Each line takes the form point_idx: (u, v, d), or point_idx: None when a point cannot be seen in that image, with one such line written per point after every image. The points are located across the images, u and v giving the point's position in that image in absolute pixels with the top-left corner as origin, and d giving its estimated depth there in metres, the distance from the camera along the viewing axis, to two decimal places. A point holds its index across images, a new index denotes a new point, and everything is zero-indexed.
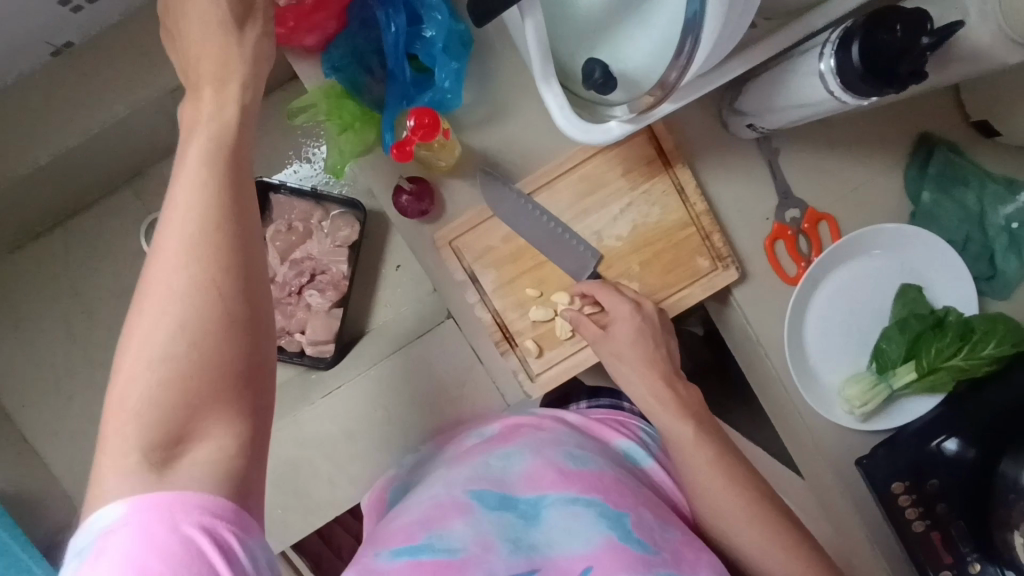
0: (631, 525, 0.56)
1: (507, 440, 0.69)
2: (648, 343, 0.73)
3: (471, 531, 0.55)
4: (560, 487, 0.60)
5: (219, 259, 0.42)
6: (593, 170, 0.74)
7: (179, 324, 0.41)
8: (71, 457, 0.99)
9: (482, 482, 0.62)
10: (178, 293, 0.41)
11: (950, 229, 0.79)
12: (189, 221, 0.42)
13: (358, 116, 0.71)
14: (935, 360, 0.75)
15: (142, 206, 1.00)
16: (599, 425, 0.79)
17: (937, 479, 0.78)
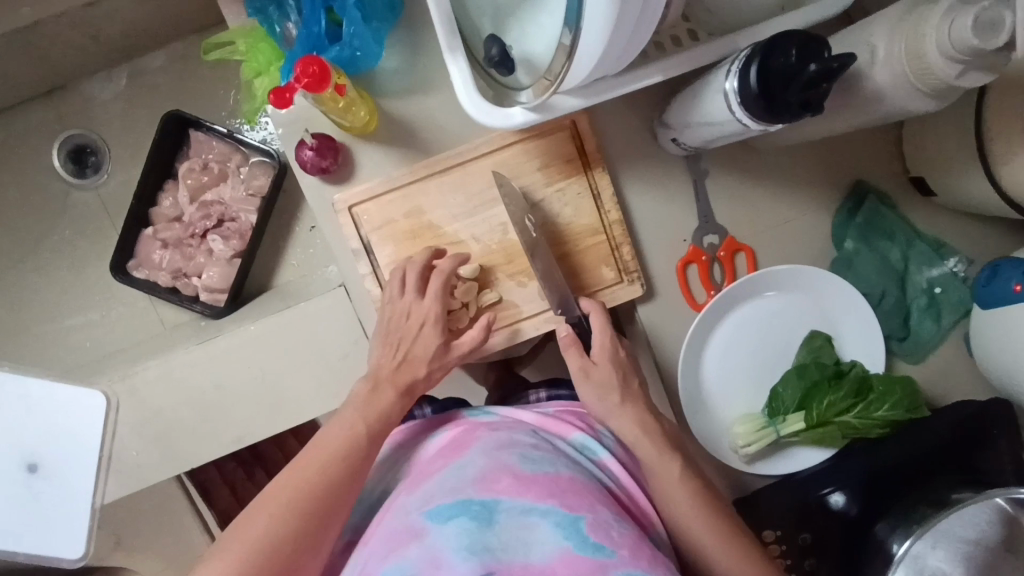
0: (588, 529, 0.47)
1: (462, 444, 0.59)
2: (632, 385, 0.66)
3: (423, 554, 0.46)
4: (515, 492, 0.50)
5: (325, 516, 0.54)
6: (510, 158, 0.72)
7: (263, 549, 0.52)
8: None
9: (435, 496, 0.51)
10: (281, 524, 0.53)
11: (866, 282, 0.76)
12: (334, 486, 0.56)
13: (274, 61, 0.70)
14: (825, 412, 0.73)
15: (58, 122, 0.97)
16: (556, 422, 0.64)
17: (811, 534, 0.75)
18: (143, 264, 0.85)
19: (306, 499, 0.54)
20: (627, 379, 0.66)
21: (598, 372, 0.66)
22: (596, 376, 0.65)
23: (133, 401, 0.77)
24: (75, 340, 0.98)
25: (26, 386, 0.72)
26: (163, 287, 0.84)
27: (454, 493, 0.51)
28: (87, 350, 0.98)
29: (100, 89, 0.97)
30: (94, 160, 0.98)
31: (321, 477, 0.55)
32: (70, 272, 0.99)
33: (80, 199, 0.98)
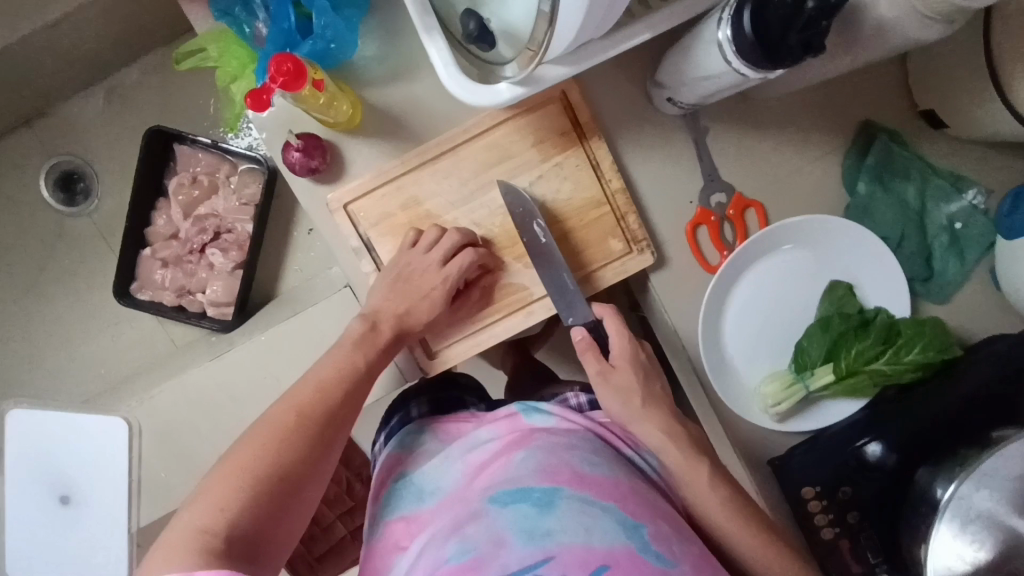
0: (650, 536, 0.50)
1: (521, 440, 0.61)
2: (656, 388, 0.67)
3: (485, 532, 0.50)
4: (578, 486, 0.53)
5: (323, 432, 0.57)
6: (502, 137, 0.69)
7: (270, 470, 0.53)
8: None
9: (498, 485, 0.55)
10: (283, 443, 0.54)
11: (884, 226, 0.74)
12: (332, 409, 0.58)
13: (249, 64, 0.67)
14: (854, 362, 0.71)
15: (38, 149, 0.97)
16: (613, 431, 0.67)
17: (852, 487, 0.75)
18: (145, 287, 0.84)
19: (304, 420, 0.56)
20: (650, 383, 0.66)
21: (617, 376, 0.66)
22: (614, 381, 0.66)
23: (153, 424, 0.75)
24: (88, 369, 0.98)
25: (47, 420, 0.74)
26: (168, 307, 0.84)
27: (519, 480, 0.54)
28: (102, 377, 0.98)
29: (81, 111, 0.96)
30: (83, 186, 0.97)
31: (321, 401, 0.58)
32: (74, 300, 0.98)
33: (74, 227, 0.98)
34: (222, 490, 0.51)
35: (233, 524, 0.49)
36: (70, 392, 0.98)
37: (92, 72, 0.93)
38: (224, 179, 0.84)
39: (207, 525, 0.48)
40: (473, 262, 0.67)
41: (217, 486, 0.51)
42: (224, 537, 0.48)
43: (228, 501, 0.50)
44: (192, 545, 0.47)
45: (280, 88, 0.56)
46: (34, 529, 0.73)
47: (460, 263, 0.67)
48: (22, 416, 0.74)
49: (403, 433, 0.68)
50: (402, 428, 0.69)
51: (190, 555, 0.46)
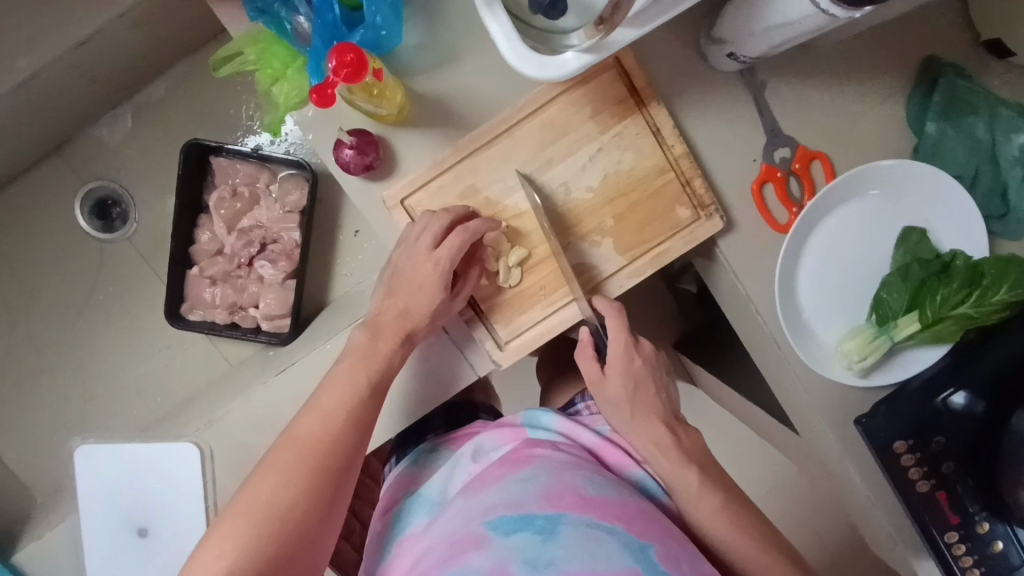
0: (657, 559, 0.50)
1: (524, 461, 0.63)
2: (647, 395, 0.68)
3: (488, 560, 0.50)
4: (581, 510, 0.54)
5: (329, 471, 0.59)
6: (558, 113, 0.67)
7: (269, 514, 0.55)
8: (27, 424, 1.03)
9: (500, 507, 0.55)
10: (282, 484, 0.57)
11: (955, 164, 0.71)
12: (333, 446, 0.60)
13: (290, 63, 0.65)
14: (941, 308, 0.68)
15: (76, 173, 1.01)
16: (612, 449, 0.70)
17: (943, 437, 0.73)
18: (196, 306, 0.89)
19: (305, 459, 0.58)
20: (640, 390, 0.67)
21: (609, 386, 0.67)
22: (606, 390, 0.67)
23: (223, 447, 0.73)
24: (147, 393, 1.03)
25: (116, 454, 0.75)
26: (221, 324, 0.89)
27: (520, 506, 0.55)
28: (159, 402, 1.02)
29: (107, 135, 1.01)
30: (119, 210, 1.02)
31: (319, 435, 0.60)
32: (124, 326, 1.03)
33: (114, 249, 1.02)
34: (221, 538, 0.54)
35: (238, 572, 0.52)
36: (135, 416, 1.02)
37: (117, 92, 0.98)
38: (264, 188, 0.89)
39: (209, 572, 0.52)
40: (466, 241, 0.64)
41: (221, 532, 0.54)
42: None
43: (223, 550, 0.53)
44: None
45: (343, 82, 0.54)
46: (110, 560, 0.75)
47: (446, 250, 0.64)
48: (91, 451, 0.75)
49: (415, 453, 0.75)
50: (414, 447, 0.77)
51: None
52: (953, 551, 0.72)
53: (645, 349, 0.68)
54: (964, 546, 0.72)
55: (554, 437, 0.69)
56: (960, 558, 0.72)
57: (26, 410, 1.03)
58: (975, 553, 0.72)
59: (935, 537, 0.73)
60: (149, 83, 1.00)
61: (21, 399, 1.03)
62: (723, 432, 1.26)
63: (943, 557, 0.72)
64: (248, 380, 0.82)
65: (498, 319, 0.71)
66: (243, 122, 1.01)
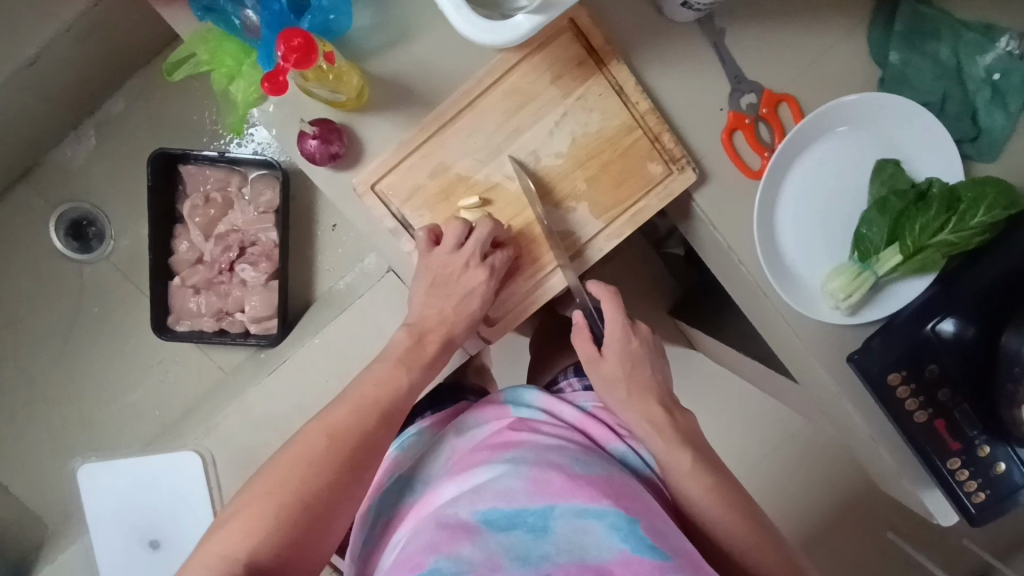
0: (645, 532, 0.51)
1: (510, 444, 0.63)
2: (643, 374, 0.68)
3: (479, 549, 0.49)
4: (570, 495, 0.55)
5: (359, 458, 0.58)
6: (520, 80, 0.67)
7: (296, 496, 0.54)
8: (27, 453, 1.03)
9: (489, 495, 0.55)
10: (311, 468, 0.56)
11: (924, 90, 0.71)
12: (364, 431, 0.60)
13: (244, 60, 0.64)
14: (921, 237, 0.68)
15: (46, 199, 1.01)
16: (596, 424, 0.69)
17: (937, 364, 0.72)
18: (182, 317, 0.90)
19: (337, 446, 0.58)
20: (637, 370, 0.68)
21: (607, 366, 0.68)
22: (603, 370, 0.68)
23: (223, 451, 0.74)
24: (145, 411, 1.03)
25: (118, 468, 0.76)
26: (210, 332, 0.89)
27: (509, 497, 0.55)
28: (158, 419, 1.03)
29: (72, 156, 1.01)
30: (94, 229, 1.02)
31: (349, 425, 0.60)
32: (114, 346, 1.03)
33: (95, 270, 1.02)
34: (247, 518, 0.52)
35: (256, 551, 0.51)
36: (135, 435, 1.03)
37: (76, 111, 0.97)
38: (237, 193, 0.90)
39: (233, 554, 0.50)
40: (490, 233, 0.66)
41: (245, 514, 0.52)
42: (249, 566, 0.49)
43: (251, 531, 0.51)
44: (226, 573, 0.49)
45: (293, 67, 0.54)
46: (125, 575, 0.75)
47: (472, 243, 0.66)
48: (93, 468, 0.75)
49: (403, 437, 0.74)
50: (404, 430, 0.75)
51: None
52: (957, 476, 0.73)
53: (641, 330, 0.69)
54: (967, 471, 0.73)
55: (538, 415, 0.69)
56: (965, 484, 0.73)
57: (26, 439, 1.03)
58: (979, 477, 0.73)
59: (938, 466, 0.73)
60: (108, 98, 1.00)
61: (19, 429, 1.03)
62: (724, 389, 1.27)
63: (948, 485, 0.73)
64: (243, 383, 0.82)
65: None
66: (207, 128, 1.00)
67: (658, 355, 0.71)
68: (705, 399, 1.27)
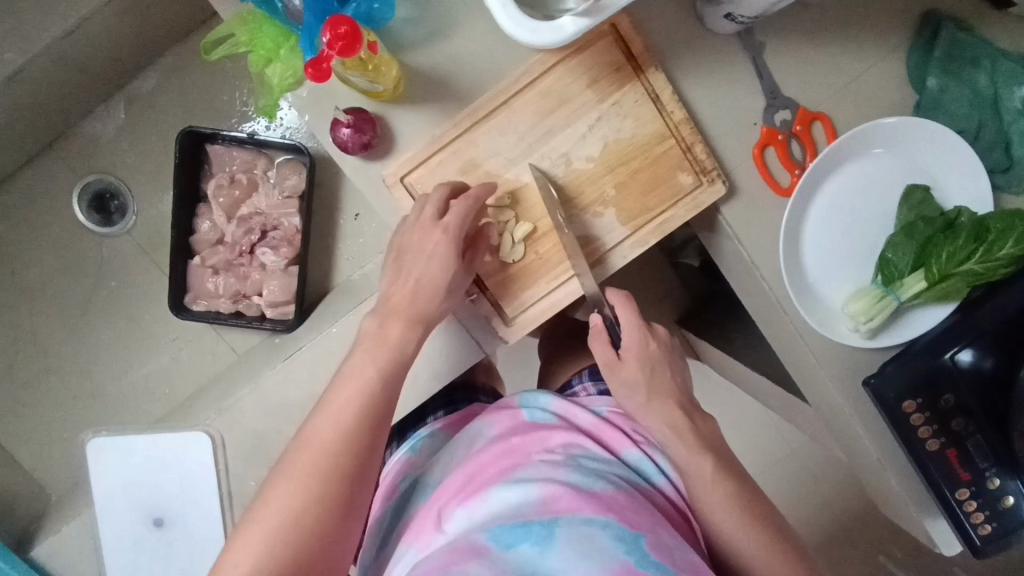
0: (649, 547, 0.51)
1: (517, 453, 0.63)
2: (662, 378, 0.67)
3: (485, 569, 0.50)
4: (575, 509, 0.54)
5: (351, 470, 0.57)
6: (555, 83, 0.66)
7: (284, 518, 0.54)
8: (32, 423, 1.03)
9: (497, 515, 0.55)
10: (299, 489, 0.55)
11: (958, 119, 0.71)
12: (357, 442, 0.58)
13: (282, 44, 0.64)
14: (947, 266, 0.68)
15: (68, 171, 1.01)
16: (609, 428, 0.68)
17: (953, 394, 0.72)
18: (199, 296, 0.89)
19: (327, 464, 0.56)
20: (656, 373, 0.67)
21: (625, 369, 0.67)
22: (623, 373, 0.67)
23: (235, 435, 0.74)
24: (154, 389, 1.03)
25: (128, 445, 0.75)
26: (226, 313, 0.89)
27: (517, 514, 0.54)
28: (166, 397, 1.02)
29: (101, 128, 1.01)
30: (118, 202, 1.01)
31: (339, 434, 0.57)
32: (128, 322, 1.03)
33: (115, 244, 1.02)
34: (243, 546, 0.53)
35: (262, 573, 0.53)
36: (142, 412, 1.03)
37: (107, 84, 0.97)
38: (262, 176, 0.90)
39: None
40: (471, 209, 0.64)
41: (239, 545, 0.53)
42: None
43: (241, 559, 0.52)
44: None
45: (337, 56, 0.54)
46: (128, 553, 0.75)
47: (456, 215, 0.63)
48: (104, 444, 0.75)
49: (415, 438, 0.77)
50: (415, 430, 0.79)
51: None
52: (965, 507, 0.73)
53: (659, 334, 0.69)
54: (975, 502, 0.72)
55: (550, 419, 0.69)
56: (972, 515, 0.72)
57: (32, 409, 1.03)
58: (987, 510, 0.72)
59: (946, 495, 0.73)
60: (139, 74, 1.00)
61: (28, 399, 1.03)
62: (730, 403, 1.27)
63: (955, 515, 0.73)
64: (257, 366, 0.82)
65: (503, 295, 0.70)
66: (238, 109, 1.00)
67: (678, 360, 0.70)
68: (710, 411, 1.27)
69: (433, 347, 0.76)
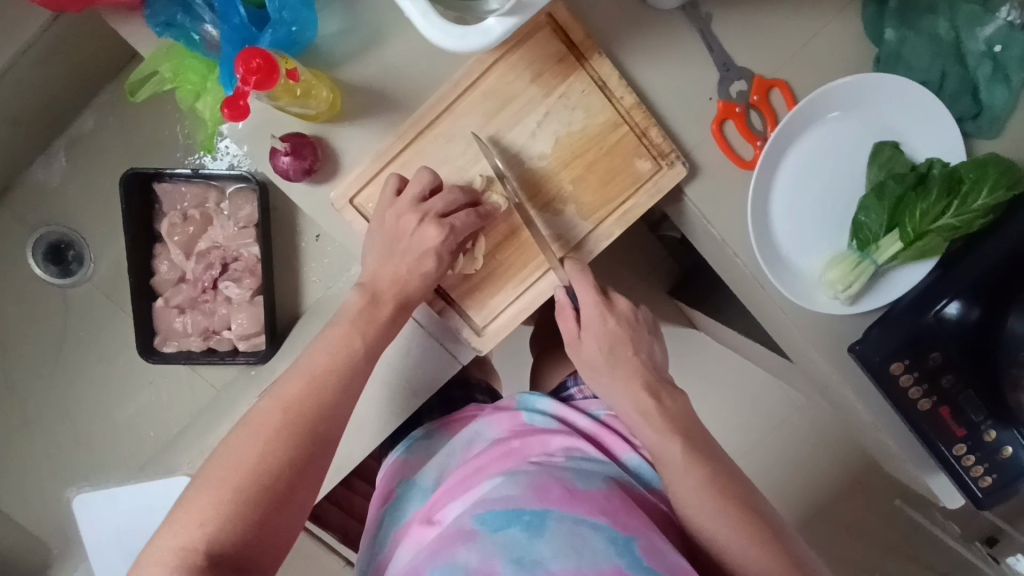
0: (642, 551, 0.50)
1: (515, 453, 0.63)
2: (625, 353, 0.64)
3: (475, 555, 0.50)
4: (568, 505, 0.54)
5: (317, 436, 0.55)
6: (498, 81, 0.64)
7: (253, 480, 0.52)
8: (23, 478, 1.03)
9: (489, 502, 0.55)
10: (268, 449, 0.53)
11: (921, 68, 0.67)
12: (324, 406, 0.56)
13: (208, 76, 0.62)
14: (921, 224, 0.65)
15: (24, 221, 1.01)
16: (610, 433, 0.68)
17: (941, 351, 0.70)
18: (169, 338, 0.91)
19: (296, 424, 0.54)
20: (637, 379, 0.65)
21: (586, 344, 0.65)
22: (585, 351, 0.65)
23: None
24: (140, 431, 1.02)
25: (114, 496, 0.76)
26: (197, 351, 0.90)
27: (509, 501, 0.55)
28: (154, 437, 1.02)
29: (45, 177, 1.00)
30: (74, 252, 1.00)
31: (313, 400, 0.56)
32: (105, 366, 1.02)
33: (78, 293, 1.02)
34: (202, 502, 0.50)
35: (211, 535, 0.49)
36: (131, 454, 1.03)
37: (44, 132, 0.97)
38: (215, 208, 0.90)
39: (184, 544, 0.48)
40: (478, 224, 0.63)
41: (196, 500, 0.50)
42: (207, 554, 0.48)
43: (206, 515, 0.49)
44: (166, 562, 0.48)
45: (253, 89, 0.52)
46: None
47: (461, 218, 0.62)
48: (87, 497, 0.77)
49: (409, 440, 0.75)
50: (410, 432, 0.77)
51: None
52: (963, 462, 0.71)
53: (620, 304, 0.65)
54: (973, 456, 0.70)
55: (549, 422, 0.69)
56: (971, 469, 0.70)
57: (20, 465, 1.03)
58: (986, 462, 0.70)
59: (942, 452, 0.71)
60: (78, 116, 0.99)
61: (15, 455, 1.03)
62: (721, 373, 1.26)
63: (953, 471, 0.71)
64: (234, 402, 0.83)
65: (471, 305, 0.69)
66: (181, 144, 0.98)
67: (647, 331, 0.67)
68: (704, 381, 1.26)
69: (411, 364, 0.75)
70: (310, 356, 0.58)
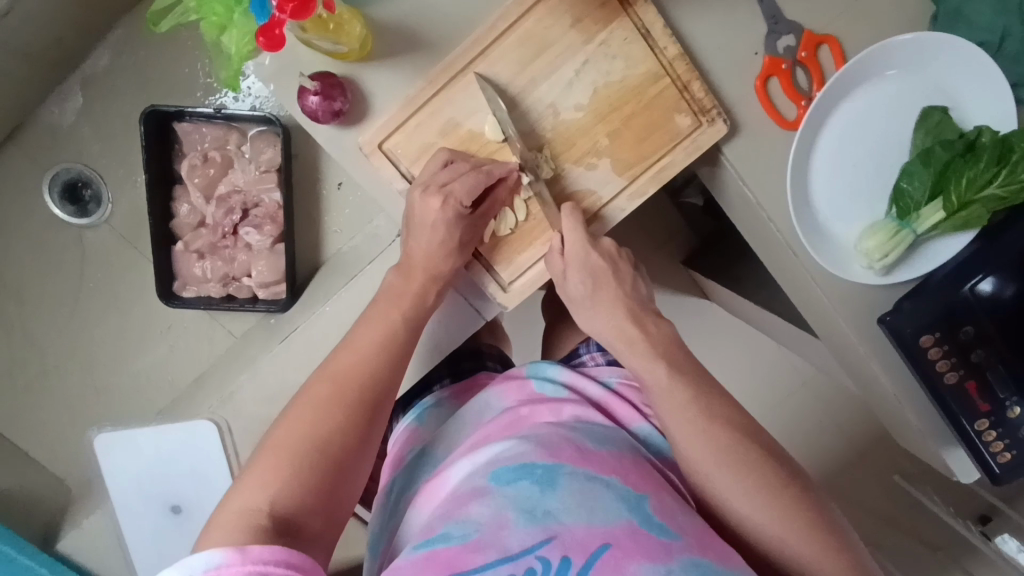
0: (652, 511, 0.49)
1: (523, 419, 0.62)
2: (605, 289, 0.63)
3: (487, 509, 0.48)
4: (581, 463, 0.53)
5: (364, 402, 0.54)
6: (536, 25, 0.61)
7: (308, 444, 0.50)
8: (36, 418, 1.03)
9: (501, 459, 0.54)
10: (322, 414, 0.52)
11: (980, 29, 0.64)
12: (370, 375, 0.56)
13: (235, 8, 0.57)
14: (966, 193, 0.62)
15: (36, 158, 0.99)
16: (620, 401, 0.66)
17: (973, 326, 0.68)
18: (188, 283, 0.90)
19: (343, 391, 0.54)
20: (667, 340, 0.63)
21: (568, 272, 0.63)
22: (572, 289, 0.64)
23: (239, 421, 0.78)
24: (156, 375, 1.03)
25: (133, 439, 0.80)
26: (217, 298, 0.90)
27: (520, 457, 0.53)
28: (170, 382, 1.03)
29: (59, 115, 0.99)
30: (91, 192, 1.00)
31: (356, 370, 0.56)
32: (120, 308, 1.02)
33: (91, 234, 1.01)
34: (262, 468, 0.49)
35: (276, 502, 0.47)
36: (147, 400, 1.03)
37: (59, 67, 0.95)
38: (235, 151, 0.90)
39: (250, 506, 0.46)
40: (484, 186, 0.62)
41: (257, 466, 0.49)
42: (270, 516, 0.46)
43: (267, 478, 0.48)
44: (232, 526, 0.45)
45: (289, 18, 0.52)
46: (149, 540, 0.81)
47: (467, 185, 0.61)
48: (107, 440, 0.80)
49: (421, 408, 0.77)
50: (420, 400, 0.79)
51: (240, 536, 0.44)
52: (984, 437, 0.69)
53: (605, 245, 0.63)
54: (995, 432, 0.69)
55: (560, 391, 0.67)
56: (992, 445, 0.69)
57: (33, 405, 1.03)
58: (1007, 438, 0.69)
59: (964, 427, 0.70)
60: (92, 51, 0.97)
61: (30, 396, 1.03)
62: (733, 340, 1.25)
63: (974, 446, 0.70)
64: (255, 351, 0.85)
65: (499, 260, 0.68)
66: (201, 84, 0.98)
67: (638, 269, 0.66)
68: (715, 347, 1.26)
69: (433, 324, 0.75)
70: (355, 335, 0.59)
